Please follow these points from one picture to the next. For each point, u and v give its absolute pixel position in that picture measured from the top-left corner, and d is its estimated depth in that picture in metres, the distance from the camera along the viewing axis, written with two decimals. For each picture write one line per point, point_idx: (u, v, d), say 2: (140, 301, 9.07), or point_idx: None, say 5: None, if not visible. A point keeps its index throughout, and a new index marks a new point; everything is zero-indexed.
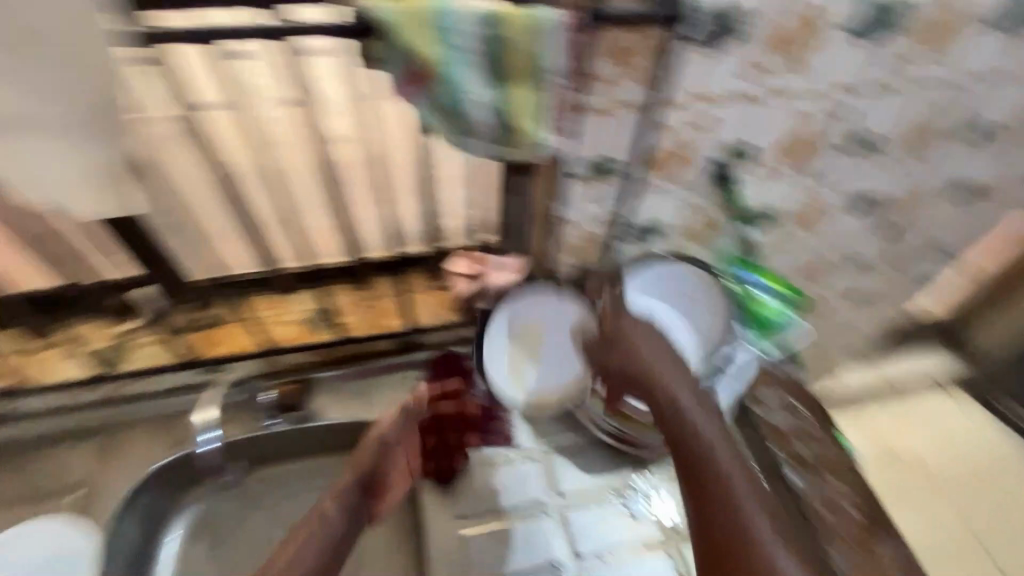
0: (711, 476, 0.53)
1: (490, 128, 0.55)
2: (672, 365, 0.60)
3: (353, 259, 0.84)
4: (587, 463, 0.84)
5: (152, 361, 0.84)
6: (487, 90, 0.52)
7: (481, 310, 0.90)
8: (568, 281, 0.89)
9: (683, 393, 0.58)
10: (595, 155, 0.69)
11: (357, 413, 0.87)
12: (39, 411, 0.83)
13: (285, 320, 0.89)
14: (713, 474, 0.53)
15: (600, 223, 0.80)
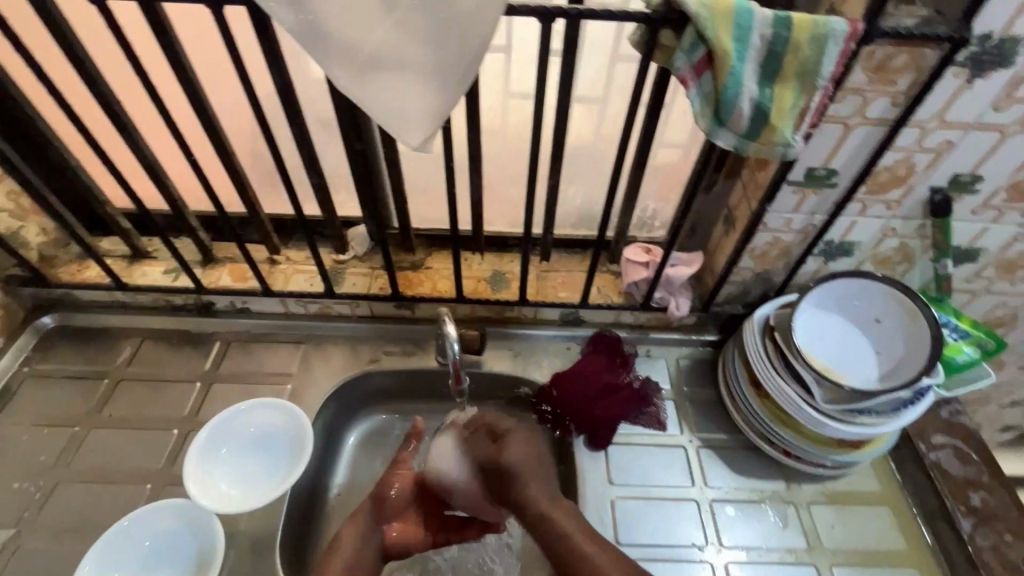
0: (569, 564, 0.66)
1: (748, 121, 0.60)
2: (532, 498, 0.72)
3: (547, 229, 0.92)
4: (736, 462, 0.86)
5: (360, 289, 0.96)
6: (758, 87, 0.57)
7: (652, 299, 0.94)
8: (742, 286, 0.91)
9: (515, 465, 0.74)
10: (819, 164, 0.71)
11: (520, 371, 0.95)
12: (263, 312, 0.97)
13: (471, 276, 0.98)
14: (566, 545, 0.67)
15: (796, 233, 0.81)
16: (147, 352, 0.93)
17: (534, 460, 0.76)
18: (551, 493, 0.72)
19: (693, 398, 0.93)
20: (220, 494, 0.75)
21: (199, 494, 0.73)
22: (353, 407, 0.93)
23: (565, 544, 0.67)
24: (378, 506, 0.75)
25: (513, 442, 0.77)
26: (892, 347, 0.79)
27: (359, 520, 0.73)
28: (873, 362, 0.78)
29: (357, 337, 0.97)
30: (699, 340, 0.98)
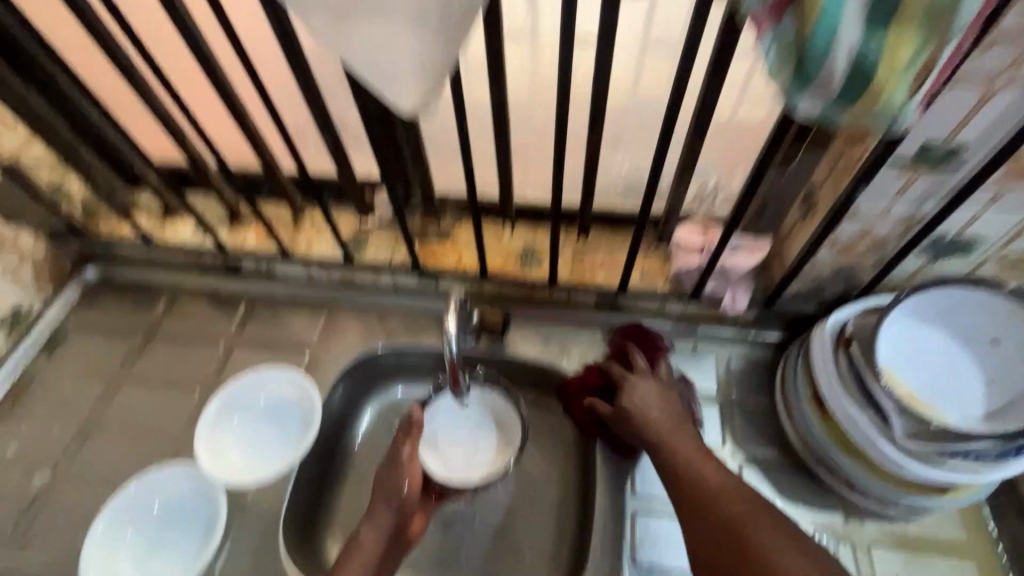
0: (740, 524, 0.60)
1: (844, 81, 0.44)
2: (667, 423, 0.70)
3: (586, 203, 0.80)
4: (785, 487, 0.74)
5: (382, 259, 0.90)
6: (862, 32, 0.42)
7: (701, 291, 0.83)
8: (817, 282, 0.76)
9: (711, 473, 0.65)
10: (940, 139, 0.54)
11: (547, 359, 0.86)
12: (288, 276, 0.95)
13: (500, 250, 0.89)
14: (700, 495, 0.64)
15: (896, 224, 0.65)
16: (179, 309, 0.94)
17: (660, 396, 0.73)
18: (719, 472, 0.65)
19: (742, 406, 0.81)
20: (230, 462, 0.74)
21: (210, 460, 0.73)
22: (369, 381, 0.90)
23: (715, 519, 0.61)
24: (395, 510, 0.72)
25: (641, 395, 0.73)
26: (1006, 377, 0.63)
27: (376, 524, 0.71)
28: (979, 394, 0.63)
29: (378, 308, 0.92)
30: (758, 338, 0.84)
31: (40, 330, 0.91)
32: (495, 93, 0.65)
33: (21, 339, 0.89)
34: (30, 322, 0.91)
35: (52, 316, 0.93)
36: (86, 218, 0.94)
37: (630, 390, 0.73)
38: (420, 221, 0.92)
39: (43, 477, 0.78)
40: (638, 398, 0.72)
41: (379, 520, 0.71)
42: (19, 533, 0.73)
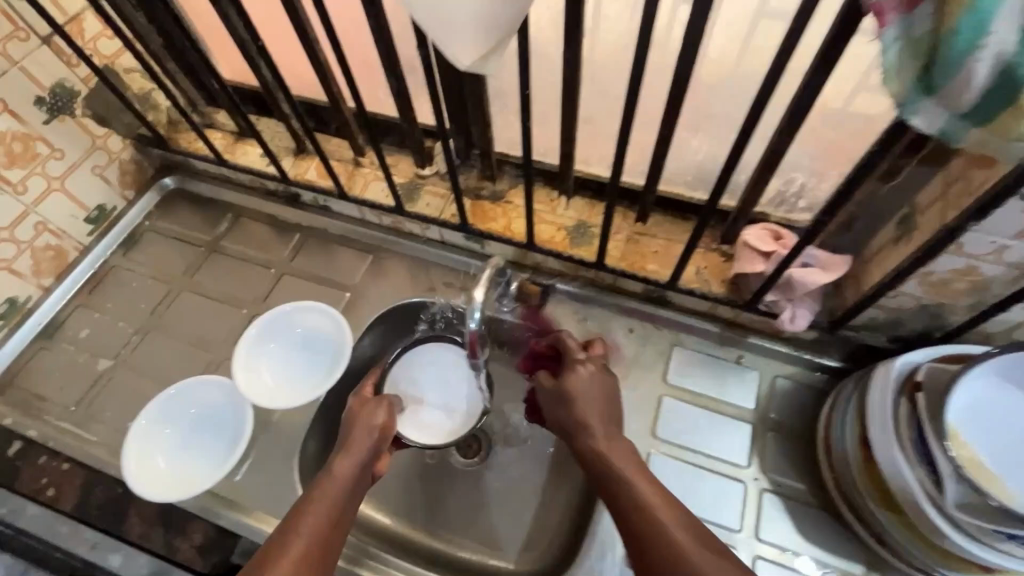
0: (647, 501, 0.55)
1: (981, 94, 0.37)
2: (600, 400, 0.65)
3: (650, 186, 0.74)
4: (804, 524, 0.69)
5: (432, 211, 0.89)
6: (1020, 35, 0.34)
7: (760, 300, 0.74)
8: (895, 314, 0.67)
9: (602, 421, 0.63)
10: None
11: (579, 341, 0.84)
12: (342, 214, 0.96)
13: (551, 222, 0.85)
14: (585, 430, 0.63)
15: (1007, 269, 0.55)
16: (239, 230, 0.98)
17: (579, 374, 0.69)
18: (626, 451, 0.61)
19: (778, 430, 0.75)
20: (263, 385, 0.79)
21: (245, 379, 0.78)
22: (401, 329, 0.92)
23: (627, 495, 0.56)
24: (375, 440, 0.66)
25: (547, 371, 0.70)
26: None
27: (355, 452, 0.64)
28: None
29: (422, 259, 0.92)
30: (812, 362, 0.77)
31: (121, 227, 0.98)
32: (569, 55, 0.59)
33: (105, 233, 0.97)
34: (114, 218, 0.98)
35: (132, 217, 0.99)
36: (168, 130, 0.99)
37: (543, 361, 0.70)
38: (476, 179, 0.89)
39: (106, 363, 0.86)
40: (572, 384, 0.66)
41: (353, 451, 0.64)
42: (82, 408, 0.82)
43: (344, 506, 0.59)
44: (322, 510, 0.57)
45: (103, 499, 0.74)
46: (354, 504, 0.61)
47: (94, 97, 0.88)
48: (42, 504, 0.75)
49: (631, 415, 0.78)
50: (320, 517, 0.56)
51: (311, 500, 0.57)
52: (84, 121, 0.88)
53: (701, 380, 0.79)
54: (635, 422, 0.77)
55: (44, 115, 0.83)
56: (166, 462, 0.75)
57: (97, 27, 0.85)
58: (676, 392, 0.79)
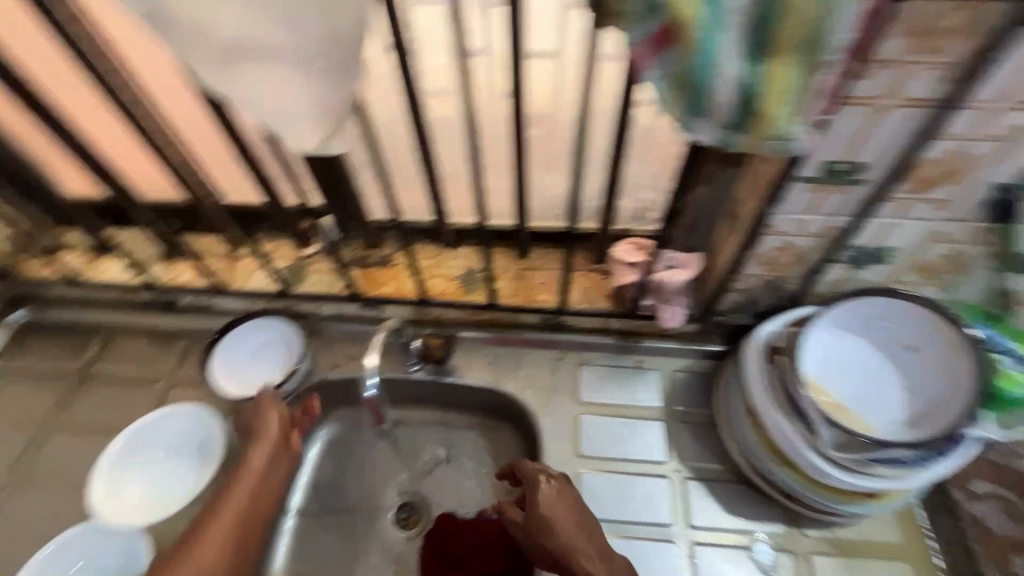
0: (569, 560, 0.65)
1: (732, 110, 0.46)
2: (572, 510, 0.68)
3: (521, 226, 0.81)
4: (727, 499, 0.75)
5: (323, 288, 0.89)
6: (743, 63, 0.43)
7: (641, 305, 0.82)
8: (750, 293, 0.77)
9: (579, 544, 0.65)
10: (842, 158, 0.55)
11: (493, 381, 0.86)
12: (228, 309, 0.92)
13: (442, 275, 0.89)
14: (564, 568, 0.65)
15: (813, 237, 0.66)
16: (112, 350, 0.90)
17: (568, 508, 0.67)
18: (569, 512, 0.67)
19: (687, 419, 0.81)
20: (138, 505, 0.75)
21: (115, 505, 0.74)
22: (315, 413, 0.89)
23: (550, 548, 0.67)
24: (269, 453, 0.75)
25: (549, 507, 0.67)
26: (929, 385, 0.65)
27: (265, 442, 0.75)
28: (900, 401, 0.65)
29: (321, 338, 0.90)
30: (700, 351, 0.85)
31: None
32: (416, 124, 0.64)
33: None
34: None
35: None
36: (13, 259, 0.91)
37: (541, 507, 0.67)
38: (362, 249, 0.91)
39: None
40: (551, 517, 0.67)
41: (265, 438, 0.76)
42: None
43: (274, 470, 0.76)
44: (266, 485, 0.75)
45: None
46: (275, 474, 0.76)
47: None
48: None
49: (555, 442, 0.80)
50: (257, 491, 0.74)
51: (231, 488, 0.73)
52: None
53: (610, 391, 0.84)
54: (561, 447, 0.80)
55: None
56: None
57: None
58: (590, 408, 0.83)
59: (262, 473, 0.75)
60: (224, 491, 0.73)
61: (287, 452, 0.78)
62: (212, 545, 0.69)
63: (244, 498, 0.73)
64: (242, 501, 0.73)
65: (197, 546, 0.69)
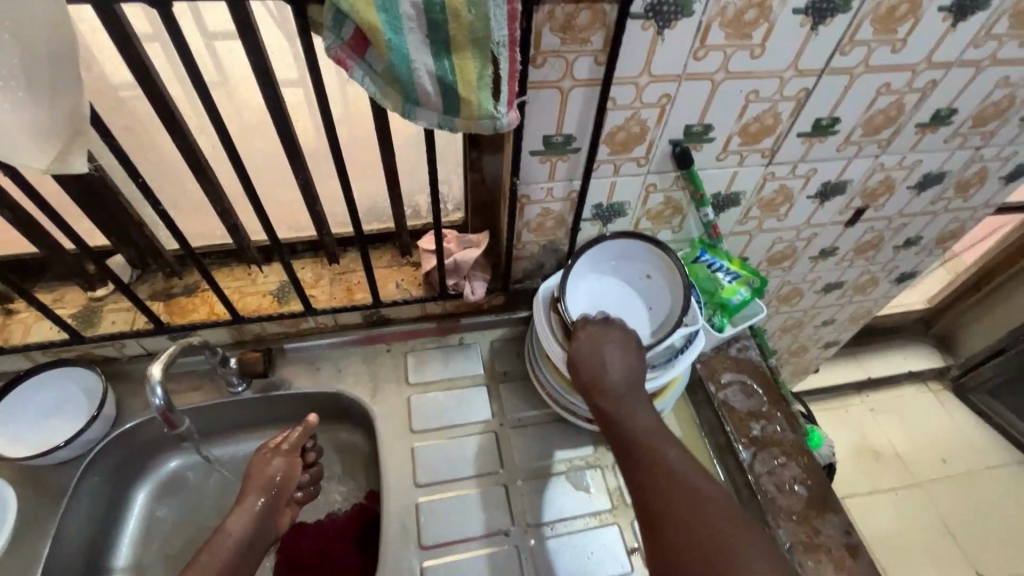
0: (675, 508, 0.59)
1: (439, 98, 0.56)
2: (634, 394, 0.69)
3: (322, 231, 0.85)
4: (545, 438, 0.85)
5: (121, 327, 0.84)
6: (432, 59, 0.53)
7: (447, 286, 0.90)
8: (534, 259, 0.90)
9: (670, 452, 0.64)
10: (552, 132, 0.69)
11: (322, 385, 0.89)
12: (6, 372, 0.83)
13: (254, 292, 0.89)
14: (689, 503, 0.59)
15: (561, 202, 0.80)
16: None
17: (619, 351, 0.71)
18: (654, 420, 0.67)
19: (506, 378, 0.91)
20: None
21: None
22: (136, 459, 0.85)
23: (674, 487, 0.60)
24: (266, 498, 0.70)
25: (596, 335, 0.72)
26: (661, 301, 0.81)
27: (241, 513, 0.67)
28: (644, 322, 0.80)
29: (128, 380, 0.85)
30: (510, 319, 0.97)
31: None
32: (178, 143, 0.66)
33: None
34: None
35: None
36: None
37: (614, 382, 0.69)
38: (163, 281, 0.89)
39: None
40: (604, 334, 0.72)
41: (247, 507, 0.68)
42: None
43: (266, 520, 0.69)
44: (261, 510, 0.69)
45: None
46: (267, 526, 0.69)
47: None
48: None
49: (388, 425, 0.85)
50: (241, 530, 0.65)
51: (237, 515, 0.67)
52: None
53: (436, 368, 0.92)
54: (394, 428, 0.85)
55: None
56: None
57: None
58: (418, 387, 0.89)
59: (247, 534, 0.66)
60: (226, 525, 0.65)
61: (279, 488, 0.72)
62: (213, 555, 0.62)
63: (236, 538, 0.64)
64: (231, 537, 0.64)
65: (196, 562, 0.61)
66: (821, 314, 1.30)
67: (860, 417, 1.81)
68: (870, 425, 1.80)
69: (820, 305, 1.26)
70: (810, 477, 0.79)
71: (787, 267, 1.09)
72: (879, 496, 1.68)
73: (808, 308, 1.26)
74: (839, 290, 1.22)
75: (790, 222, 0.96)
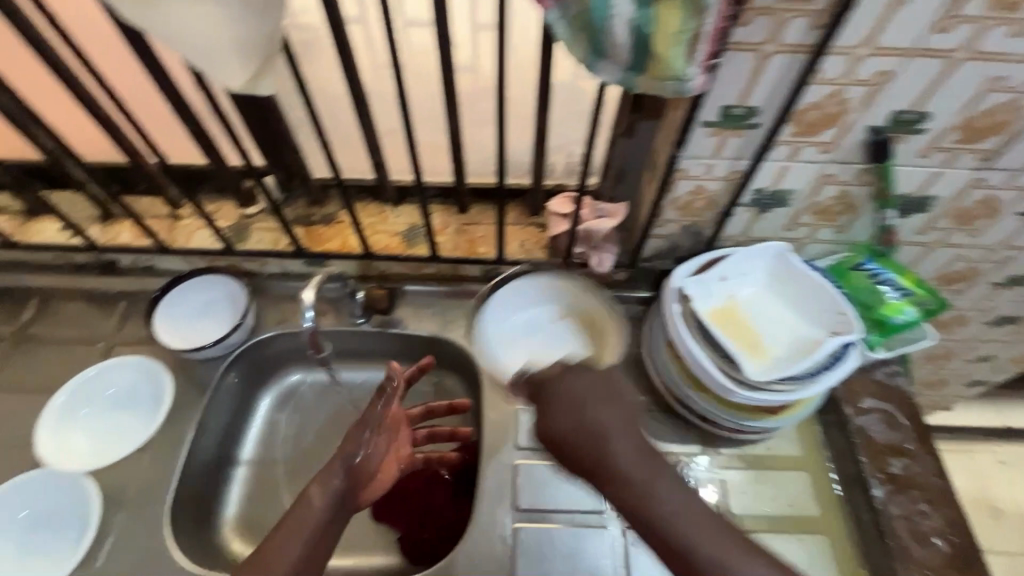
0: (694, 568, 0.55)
1: (629, 51, 0.50)
2: (638, 446, 0.61)
3: (459, 179, 0.84)
4: (652, 425, 0.82)
5: (266, 246, 0.90)
6: (634, 6, 0.47)
7: (573, 253, 0.87)
8: (670, 239, 0.83)
9: (686, 528, 0.56)
10: (735, 102, 0.62)
11: (435, 330, 0.90)
12: (170, 270, 0.92)
13: (384, 230, 0.91)
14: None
15: (720, 182, 0.73)
16: (50, 314, 0.89)
17: (604, 386, 0.65)
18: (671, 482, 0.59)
19: (616, 358, 0.87)
20: (83, 457, 0.76)
21: (67, 454, 0.76)
22: (264, 368, 0.91)
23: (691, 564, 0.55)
24: (344, 469, 0.69)
25: (574, 390, 0.64)
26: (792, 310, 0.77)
27: (323, 485, 0.66)
28: (785, 335, 0.74)
29: (266, 295, 0.92)
30: (628, 297, 0.92)
31: None
32: (348, 73, 0.67)
33: None
34: None
35: None
36: None
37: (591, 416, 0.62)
38: (305, 207, 0.93)
39: None
40: (574, 380, 0.65)
41: (325, 485, 0.67)
42: None
43: (340, 508, 0.67)
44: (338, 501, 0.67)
45: None
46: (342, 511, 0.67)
47: None
48: None
49: (494, 382, 0.85)
50: (316, 517, 0.64)
51: (306, 507, 0.65)
52: None
53: None
54: (499, 387, 0.84)
55: None
56: None
57: None
58: None
59: (329, 504, 0.66)
60: (297, 510, 0.64)
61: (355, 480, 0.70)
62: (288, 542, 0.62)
63: (317, 511, 0.65)
64: (309, 524, 0.64)
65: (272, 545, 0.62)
66: (979, 348, 1.13)
67: (989, 471, 1.59)
68: (1000, 481, 1.58)
69: (982, 338, 1.09)
70: (955, 533, 0.70)
71: (959, 290, 0.94)
72: (996, 558, 1.48)
73: (966, 339, 1.09)
74: (1014, 326, 1.04)
75: (984, 240, 0.81)
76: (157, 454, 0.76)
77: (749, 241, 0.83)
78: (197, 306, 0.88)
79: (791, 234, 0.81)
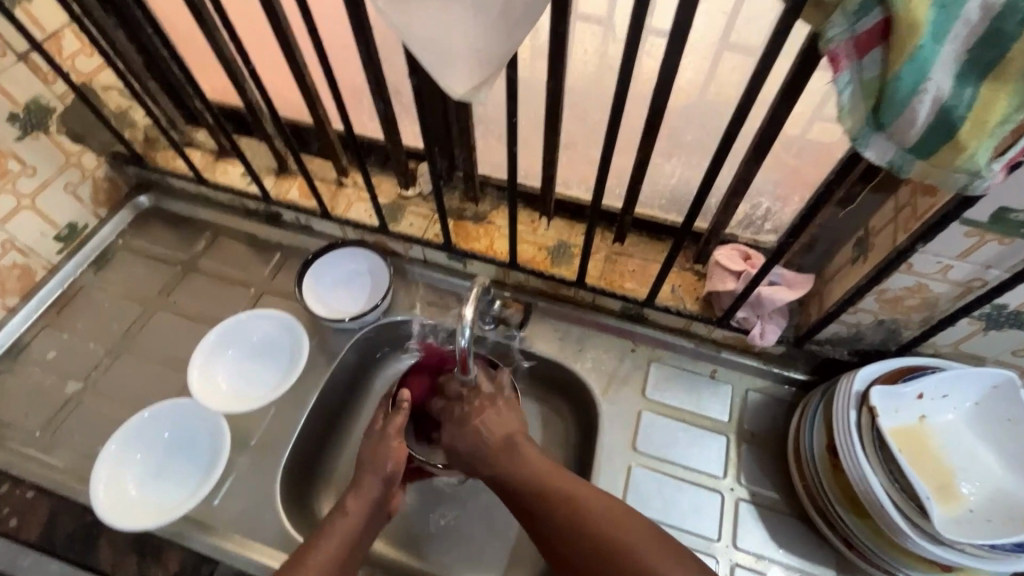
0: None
1: (923, 131, 0.41)
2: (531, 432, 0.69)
3: (627, 209, 0.78)
4: (780, 531, 0.72)
5: (415, 231, 0.90)
6: (953, 83, 0.38)
7: (733, 317, 0.78)
8: (855, 328, 0.72)
9: None
10: (1019, 207, 0.50)
11: (562, 357, 0.85)
12: (324, 233, 0.96)
13: (532, 242, 0.88)
14: None
15: (953, 285, 0.61)
16: (217, 249, 0.97)
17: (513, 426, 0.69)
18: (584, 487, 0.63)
19: (751, 440, 0.78)
20: (222, 396, 0.81)
21: (208, 391, 0.81)
22: (387, 348, 0.92)
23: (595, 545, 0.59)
24: (382, 481, 0.66)
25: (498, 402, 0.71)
26: (991, 447, 0.64)
27: (363, 495, 0.65)
28: (982, 479, 0.63)
29: (404, 277, 0.93)
30: (781, 375, 0.81)
31: (93, 246, 0.96)
32: (554, 89, 0.63)
33: (75, 252, 0.94)
34: (85, 237, 0.95)
35: (104, 235, 0.97)
36: (144, 147, 0.97)
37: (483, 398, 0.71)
38: (458, 201, 0.91)
39: (76, 386, 0.84)
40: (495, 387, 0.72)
41: (364, 494, 0.65)
42: (49, 432, 0.80)
43: (373, 522, 0.65)
44: (364, 512, 0.64)
45: (73, 527, 0.72)
46: (370, 536, 0.65)
47: (70, 114, 0.87)
48: (6, 535, 0.72)
49: (612, 429, 0.80)
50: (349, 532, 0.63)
51: (342, 514, 0.64)
52: (58, 138, 0.86)
53: (678, 394, 0.82)
54: (616, 435, 0.79)
55: (17, 132, 0.81)
56: (138, 489, 0.74)
57: (75, 45, 0.84)
58: (654, 406, 0.81)
59: (368, 518, 0.64)
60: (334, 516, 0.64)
61: (385, 507, 0.67)
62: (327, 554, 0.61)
63: (355, 522, 0.63)
64: (349, 522, 0.63)
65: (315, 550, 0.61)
66: None
67: None
68: None
69: None
70: None
71: None
72: None
73: None
74: None
75: None
76: (284, 409, 0.81)
77: (956, 354, 0.69)
78: (344, 280, 0.91)
79: (1020, 359, 0.66)
